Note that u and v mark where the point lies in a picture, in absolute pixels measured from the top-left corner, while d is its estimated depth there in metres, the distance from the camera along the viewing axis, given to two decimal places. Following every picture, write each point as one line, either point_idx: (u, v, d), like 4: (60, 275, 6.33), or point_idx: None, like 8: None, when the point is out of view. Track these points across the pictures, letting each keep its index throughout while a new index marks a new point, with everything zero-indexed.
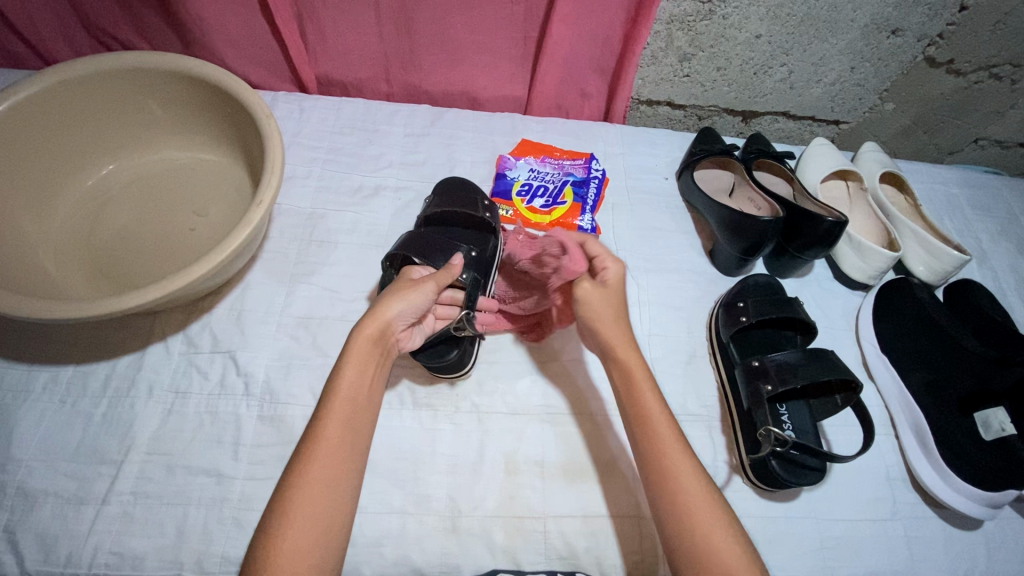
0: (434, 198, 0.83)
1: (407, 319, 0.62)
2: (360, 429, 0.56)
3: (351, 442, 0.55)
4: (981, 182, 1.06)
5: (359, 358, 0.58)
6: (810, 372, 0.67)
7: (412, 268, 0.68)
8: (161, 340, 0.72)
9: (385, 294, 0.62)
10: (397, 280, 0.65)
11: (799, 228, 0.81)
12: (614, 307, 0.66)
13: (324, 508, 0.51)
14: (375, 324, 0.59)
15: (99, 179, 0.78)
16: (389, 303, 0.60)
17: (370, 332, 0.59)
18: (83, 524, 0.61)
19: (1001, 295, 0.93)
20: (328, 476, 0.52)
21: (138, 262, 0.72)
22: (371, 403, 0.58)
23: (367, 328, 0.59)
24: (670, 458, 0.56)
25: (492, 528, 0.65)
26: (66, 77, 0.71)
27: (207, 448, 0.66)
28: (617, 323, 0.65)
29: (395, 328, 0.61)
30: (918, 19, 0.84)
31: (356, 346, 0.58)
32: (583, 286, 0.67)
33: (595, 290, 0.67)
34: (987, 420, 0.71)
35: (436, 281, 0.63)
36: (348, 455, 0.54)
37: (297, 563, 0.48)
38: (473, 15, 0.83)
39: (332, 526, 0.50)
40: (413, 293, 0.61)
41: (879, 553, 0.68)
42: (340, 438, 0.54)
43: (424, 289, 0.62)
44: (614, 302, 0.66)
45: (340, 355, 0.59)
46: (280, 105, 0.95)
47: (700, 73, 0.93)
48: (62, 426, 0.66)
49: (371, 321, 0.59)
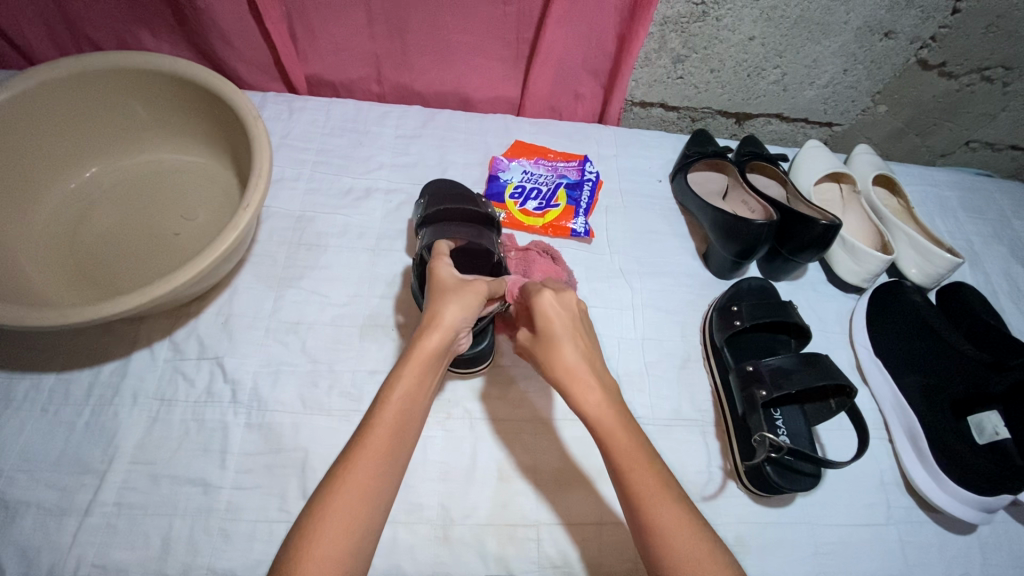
0: (425, 199, 0.81)
1: (466, 325, 0.60)
2: (405, 442, 0.53)
3: (394, 457, 0.52)
4: (972, 184, 1.06)
5: (417, 371, 0.56)
6: (805, 377, 0.66)
7: (439, 264, 0.64)
8: (147, 346, 0.71)
9: (442, 299, 0.60)
10: (437, 284, 0.62)
11: (793, 230, 0.80)
12: (561, 354, 0.58)
13: (353, 524, 0.47)
14: (441, 333, 0.57)
15: (82, 181, 0.76)
16: (451, 310, 0.59)
17: (435, 342, 0.57)
18: (65, 536, 0.60)
19: (993, 297, 0.93)
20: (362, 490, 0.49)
21: (123, 267, 0.70)
22: (420, 417, 0.56)
23: (435, 337, 0.57)
24: (654, 509, 0.50)
25: (484, 537, 0.64)
26: (51, 76, 0.69)
27: (192, 457, 0.65)
28: (568, 376, 0.57)
29: (456, 336, 0.60)
30: (911, 21, 0.84)
31: (415, 357, 0.56)
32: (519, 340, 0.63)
33: (528, 340, 0.62)
34: (981, 424, 0.72)
35: (484, 284, 0.62)
36: (388, 468, 0.51)
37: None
38: (466, 16, 0.82)
39: (359, 551, 0.47)
40: (472, 298, 0.60)
41: (873, 558, 0.68)
42: (384, 449, 0.51)
43: (478, 292, 0.61)
44: (559, 349, 0.58)
45: (393, 367, 0.56)
46: (270, 106, 0.93)
47: (694, 75, 0.92)
48: (44, 435, 0.65)
49: (435, 331, 0.57)
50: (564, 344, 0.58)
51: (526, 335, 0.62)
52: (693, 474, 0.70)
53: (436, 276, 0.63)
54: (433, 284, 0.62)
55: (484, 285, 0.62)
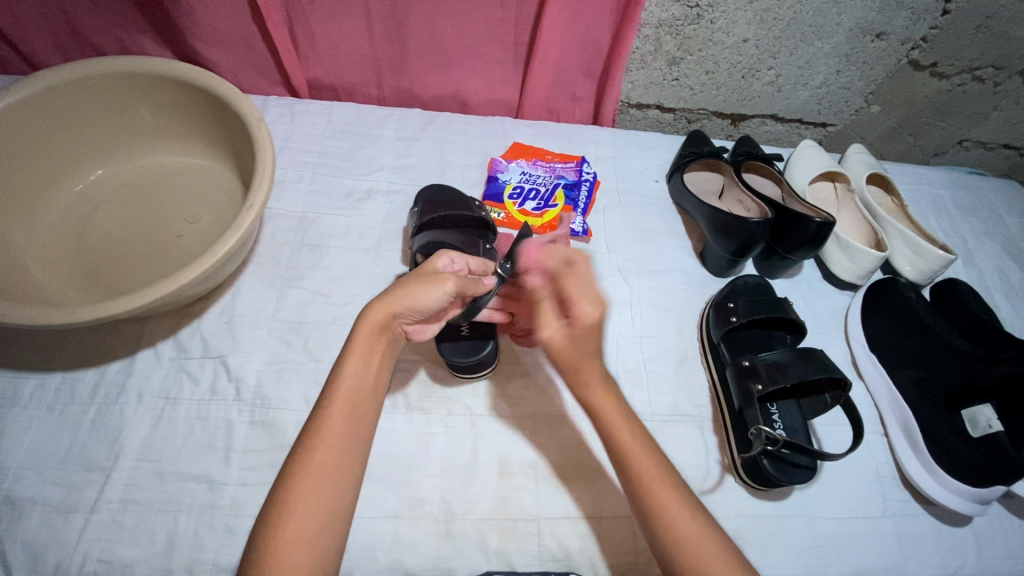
0: (419, 208, 0.81)
1: (414, 314, 0.60)
2: (364, 420, 0.56)
3: (354, 435, 0.54)
4: (966, 183, 1.08)
5: (362, 348, 0.57)
6: (799, 370, 0.68)
7: (439, 256, 0.63)
8: (151, 346, 0.72)
9: (403, 282, 0.60)
10: (421, 267, 0.62)
11: (789, 228, 0.81)
12: (588, 358, 0.55)
13: (324, 504, 0.50)
14: (382, 309, 0.58)
15: (88, 183, 0.78)
16: (400, 291, 0.59)
17: (375, 317, 0.58)
18: (72, 532, 0.61)
19: (987, 294, 0.94)
20: (328, 470, 0.51)
21: (128, 267, 0.71)
22: (378, 393, 0.58)
23: (374, 314, 0.58)
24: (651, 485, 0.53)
25: (485, 531, 0.64)
26: (53, 82, 0.70)
27: (197, 454, 0.66)
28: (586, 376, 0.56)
29: (402, 320, 0.60)
30: (901, 22, 0.85)
31: (360, 332, 0.58)
32: (547, 332, 0.56)
33: (562, 340, 0.56)
34: (974, 417, 0.73)
35: (458, 280, 0.60)
36: (350, 443, 0.54)
37: (295, 560, 0.47)
38: (465, 20, 0.83)
39: (332, 522, 0.50)
40: (431, 288, 0.59)
41: (869, 550, 0.69)
42: (340, 429, 0.53)
43: (443, 287, 0.59)
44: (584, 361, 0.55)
45: (345, 342, 0.58)
46: (271, 109, 0.95)
47: (690, 77, 0.94)
48: (51, 433, 0.66)
49: (378, 306, 0.58)
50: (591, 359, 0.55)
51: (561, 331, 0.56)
52: (691, 469, 0.71)
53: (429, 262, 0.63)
54: (421, 266, 0.63)
55: (447, 283, 0.59)
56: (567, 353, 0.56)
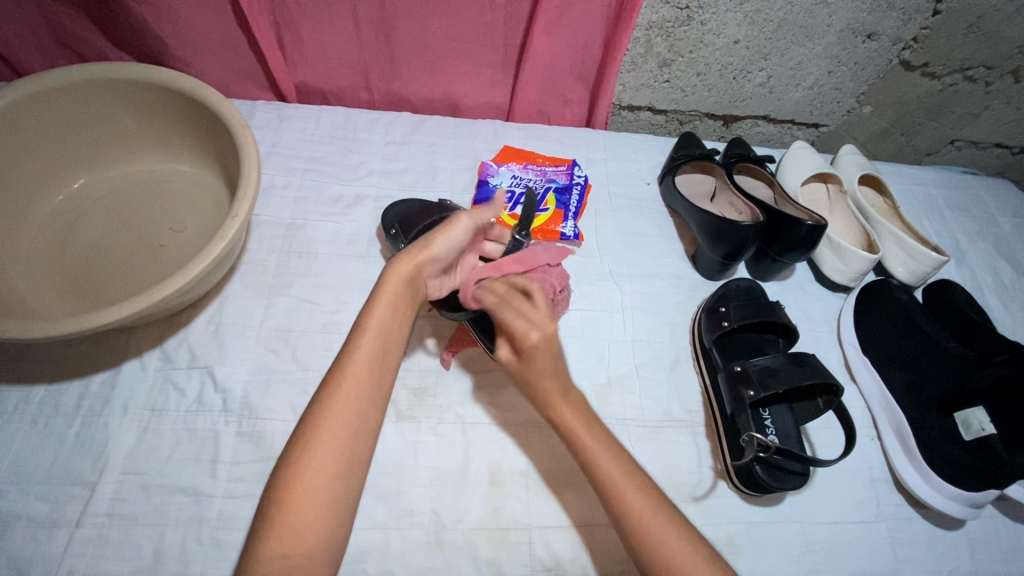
0: (396, 229, 0.80)
1: (435, 266, 0.63)
2: (386, 367, 0.56)
3: (376, 381, 0.55)
4: (957, 184, 1.08)
5: (391, 297, 0.58)
6: (792, 376, 0.67)
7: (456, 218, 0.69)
8: (136, 356, 0.71)
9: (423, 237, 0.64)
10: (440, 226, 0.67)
11: (780, 231, 0.81)
12: (540, 381, 0.55)
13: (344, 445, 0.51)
14: (408, 263, 0.60)
15: (70, 193, 0.76)
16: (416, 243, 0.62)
17: (403, 271, 0.60)
18: (56, 547, 0.60)
19: (980, 295, 0.94)
20: (347, 428, 0.51)
21: (114, 277, 0.70)
22: (401, 342, 0.59)
23: (401, 266, 0.60)
24: (623, 491, 0.54)
25: (476, 541, 0.64)
26: (34, 90, 0.69)
27: (184, 466, 0.65)
28: (537, 395, 0.56)
29: (425, 273, 0.62)
30: (893, 23, 0.85)
31: (389, 283, 0.59)
32: (501, 355, 0.56)
33: (514, 364, 0.56)
34: (968, 420, 0.72)
35: (472, 216, 0.64)
36: (371, 391, 0.54)
37: (316, 501, 0.48)
38: (454, 23, 0.83)
39: (355, 461, 0.51)
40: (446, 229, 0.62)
41: (863, 555, 0.69)
42: (365, 376, 0.54)
43: (459, 222, 0.63)
44: (539, 378, 0.55)
45: (370, 297, 0.59)
46: (258, 114, 0.94)
47: (681, 79, 0.93)
48: (35, 447, 0.65)
49: (403, 260, 0.60)
50: (544, 377, 0.55)
51: (509, 353, 0.56)
52: (684, 475, 0.70)
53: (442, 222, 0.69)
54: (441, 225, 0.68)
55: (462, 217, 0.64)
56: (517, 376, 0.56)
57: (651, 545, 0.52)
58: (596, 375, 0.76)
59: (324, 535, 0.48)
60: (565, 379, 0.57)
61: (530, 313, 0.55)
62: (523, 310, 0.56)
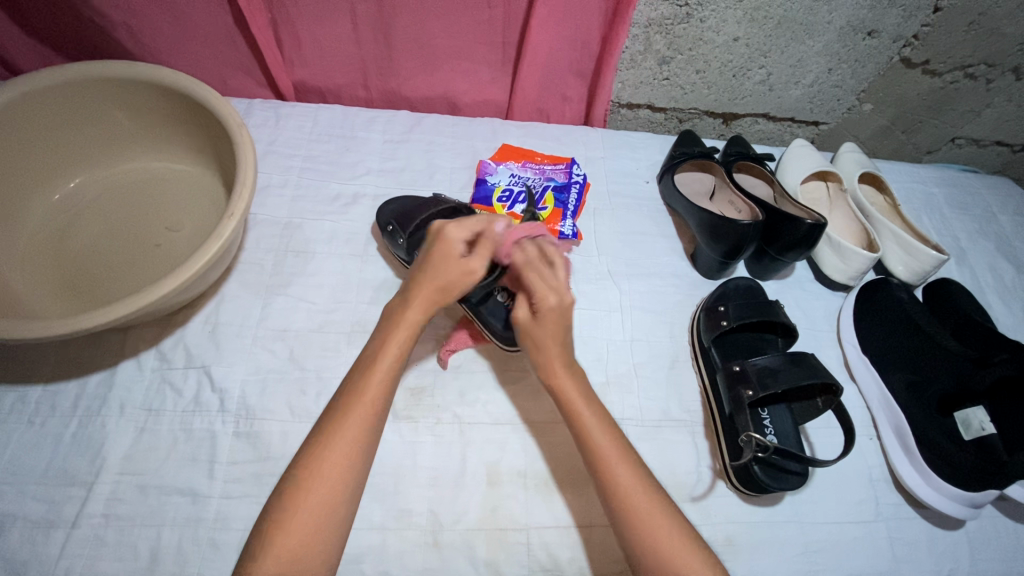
0: (393, 225, 0.79)
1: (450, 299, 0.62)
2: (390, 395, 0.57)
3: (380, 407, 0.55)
4: (958, 182, 1.07)
5: (404, 336, 0.59)
6: (791, 375, 0.67)
7: (446, 226, 0.60)
8: (133, 356, 0.71)
9: (428, 273, 0.60)
10: (437, 248, 0.60)
11: (780, 230, 0.81)
12: (547, 350, 0.60)
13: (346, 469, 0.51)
14: (421, 310, 0.59)
15: (67, 193, 0.76)
16: (426, 286, 0.60)
17: (417, 316, 0.59)
18: (53, 548, 0.59)
19: (980, 294, 0.93)
20: (350, 437, 0.53)
21: (110, 278, 0.70)
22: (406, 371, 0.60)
23: (414, 314, 0.59)
24: (616, 475, 0.55)
25: (474, 541, 0.64)
26: (33, 88, 0.69)
27: (181, 467, 0.65)
28: (544, 358, 0.60)
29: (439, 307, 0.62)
30: (893, 20, 0.84)
31: (401, 327, 0.59)
32: (517, 312, 0.62)
33: (530, 322, 0.61)
34: (968, 420, 0.71)
35: (484, 263, 0.59)
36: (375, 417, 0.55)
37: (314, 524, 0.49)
38: (452, 21, 0.82)
39: (352, 485, 0.52)
40: (459, 279, 0.59)
41: (862, 555, 0.68)
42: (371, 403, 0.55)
43: (472, 276, 0.59)
44: (544, 344, 0.60)
45: (382, 331, 0.60)
46: (256, 113, 0.93)
47: (680, 76, 0.93)
48: (31, 448, 0.64)
49: (416, 306, 0.59)
50: (551, 344, 0.60)
51: (526, 313, 0.61)
52: (682, 475, 0.70)
53: (441, 239, 0.60)
54: (437, 244, 0.60)
55: (485, 263, 0.60)
56: (524, 335, 0.62)
57: (649, 546, 0.52)
58: (595, 374, 0.76)
59: (321, 556, 0.49)
60: (570, 353, 0.61)
61: (553, 280, 0.60)
62: (547, 274, 0.60)
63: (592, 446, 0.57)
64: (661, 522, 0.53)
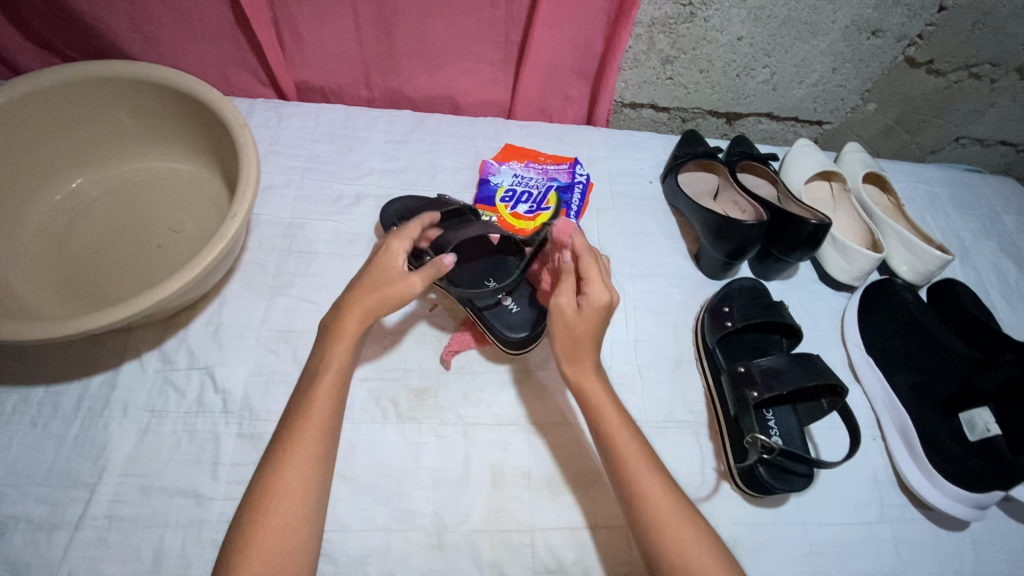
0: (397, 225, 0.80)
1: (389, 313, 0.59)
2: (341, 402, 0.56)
3: (333, 417, 0.55)
4: (962, 182, 1.07)
5: (344, 347, 0.57)
6: (796, 376, 0.67)
7: (389, 243, 0.61)
8: (136, 357, 0.71)
9: (365, 285, 0.58)
10: (376, 264, 0.59)
11: (784, 230, 0.80)
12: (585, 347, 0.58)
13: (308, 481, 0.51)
14: (358, 321, 0.57)
15: (69, 192, 0.76)
16: (366, 299, 0.57)
17: (353, 329, 0.57)
18: (56, 550, 0.59)
19: (984, 294, 0.93)
20: (310, 454, 0.52)
21: (112, 278, 0.70)
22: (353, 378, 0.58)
23: (351, 325, 0.57)
24: (639, 473, 0.55)
25: (478, 543, 0.64)
26: (31, 88, 0.68)
27: (184, 468, 0.65)
28: (578, 352, 0.58)
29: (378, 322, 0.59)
30: (898, 19, 0.84)
31: (340, 339, 0.57)
32: (559, 301, 0.58)
33: (572, 314, 0.58)
34: (972, 421, 0.72)
35: (424, 276, 0.59)
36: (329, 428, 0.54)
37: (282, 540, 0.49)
38: (455, 20, 0.82)
39: (315, 497, 0.52)
40: (397, 290, 0.58)
41: (867, 557, 0.68)
42: (323, 413, 0.54)
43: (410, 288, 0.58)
44: (583, 340, 0.58)
45: (322, 342, 0.57)
46: (258, 113, 0.93)
47: (683, 76, 0.92)
48: (34, 449, 0.64)
49: (352, 318, 0.57)
50: (592, 340, 0.58)
51: (570, 302, 0.58)
52: (687, 476, 0.70)
53: (386, 254, 0.60)
54: (377, 260, 0.60)
55: (425, 280, 0.59)
56: (557, 326, 0.58)
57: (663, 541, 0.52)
58: None
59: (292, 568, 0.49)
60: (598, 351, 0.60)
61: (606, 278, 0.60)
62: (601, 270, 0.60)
63: (614, 450, 0.56)
64: (667, 522, 0.52)
